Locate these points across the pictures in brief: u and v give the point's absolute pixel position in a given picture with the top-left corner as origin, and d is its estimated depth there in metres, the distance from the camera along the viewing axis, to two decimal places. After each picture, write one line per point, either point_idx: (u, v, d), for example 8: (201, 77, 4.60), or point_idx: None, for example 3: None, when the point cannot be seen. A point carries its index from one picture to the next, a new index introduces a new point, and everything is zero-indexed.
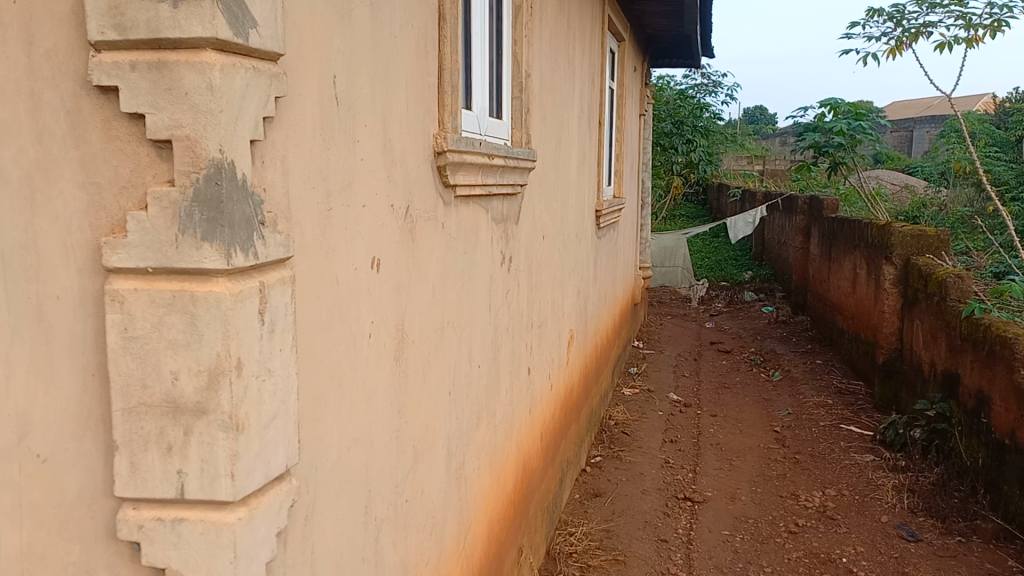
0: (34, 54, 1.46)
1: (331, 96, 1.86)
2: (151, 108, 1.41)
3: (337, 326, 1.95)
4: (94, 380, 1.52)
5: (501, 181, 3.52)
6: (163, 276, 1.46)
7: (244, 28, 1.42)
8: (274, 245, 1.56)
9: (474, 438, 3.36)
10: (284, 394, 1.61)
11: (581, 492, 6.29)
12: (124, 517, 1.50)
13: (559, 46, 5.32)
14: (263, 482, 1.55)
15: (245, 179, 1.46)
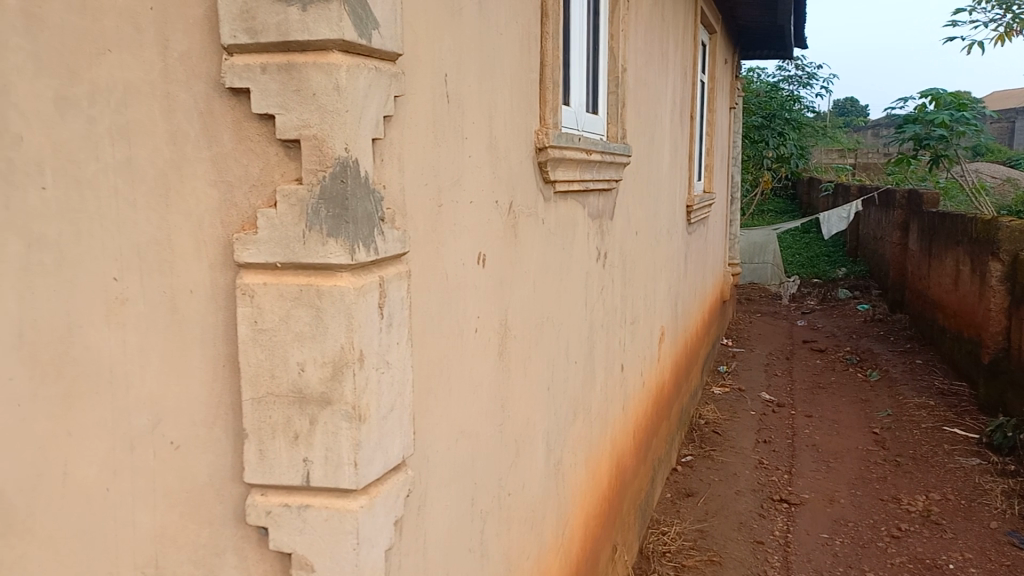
0: (168, 57, 1.53)
1: (443, 94, 1.88)
2: (280, 108, 1.45)
3: (447, 321, 1.97)
4: (224, 368, 1.61)
5: (597, 177, 3.50)
6: (290, 271, 1.51)
7: (368, 30, 1.46)
8: (392, 240, 1.60)
9: (572, 433, 3.36)
10: (401, 386, 1.65)
11: (673, 491, 6.22)
12: (252, 502, 1.56)
13: (653, 41, 5.26)
14: (382, 471, 1.59)
15: (367, 177, 1.50)
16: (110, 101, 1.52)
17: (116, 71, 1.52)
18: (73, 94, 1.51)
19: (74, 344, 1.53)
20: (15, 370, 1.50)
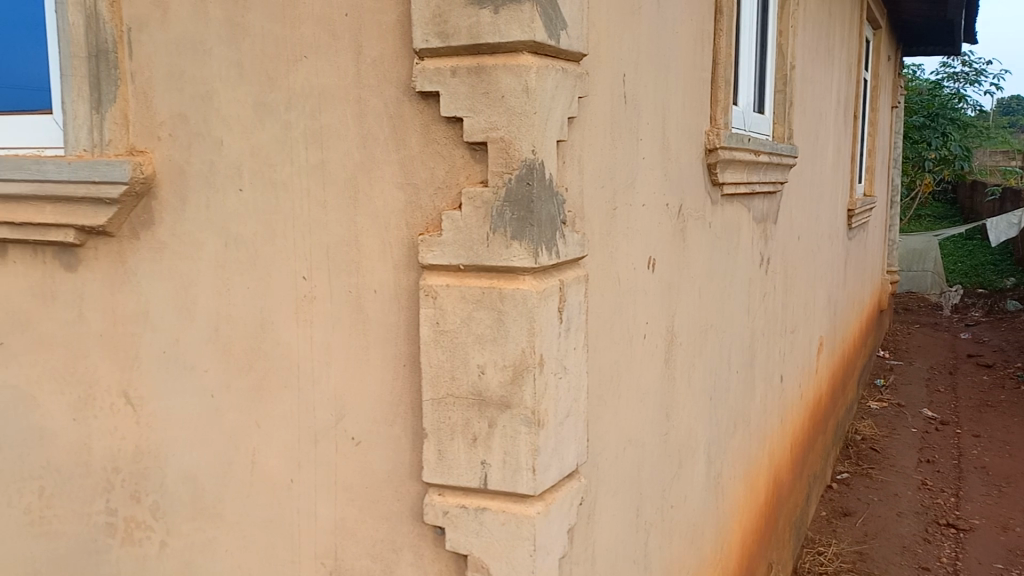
0: (361, 62, 1.56)
1: (621, 95, 1.84)
2: (469, 111, 1.45)
3: (619, 327, 1.93)
4: (405, 369, 1.62)
5: (764, 179, 3.36)
6: (473, 273, 1.51)
7: (557, 30, 1.44)
8: (573, 244, 1.57)
9: (732, 445, 3.24)
10: (577, 392, 1.62)
11: (828, 509, 5.92)
12: (430, 502, 1.57)
13: (819, 38, 5.03)
14: (558, 478, 1.57)
15: (552, 179, 1.47)
16: (305, 106, 1.62)
17: (312, 76, 1.60)
18: (270, 100, 1.65)
19: (262, 342, 1.74)
20: (211, 363, 1.80)
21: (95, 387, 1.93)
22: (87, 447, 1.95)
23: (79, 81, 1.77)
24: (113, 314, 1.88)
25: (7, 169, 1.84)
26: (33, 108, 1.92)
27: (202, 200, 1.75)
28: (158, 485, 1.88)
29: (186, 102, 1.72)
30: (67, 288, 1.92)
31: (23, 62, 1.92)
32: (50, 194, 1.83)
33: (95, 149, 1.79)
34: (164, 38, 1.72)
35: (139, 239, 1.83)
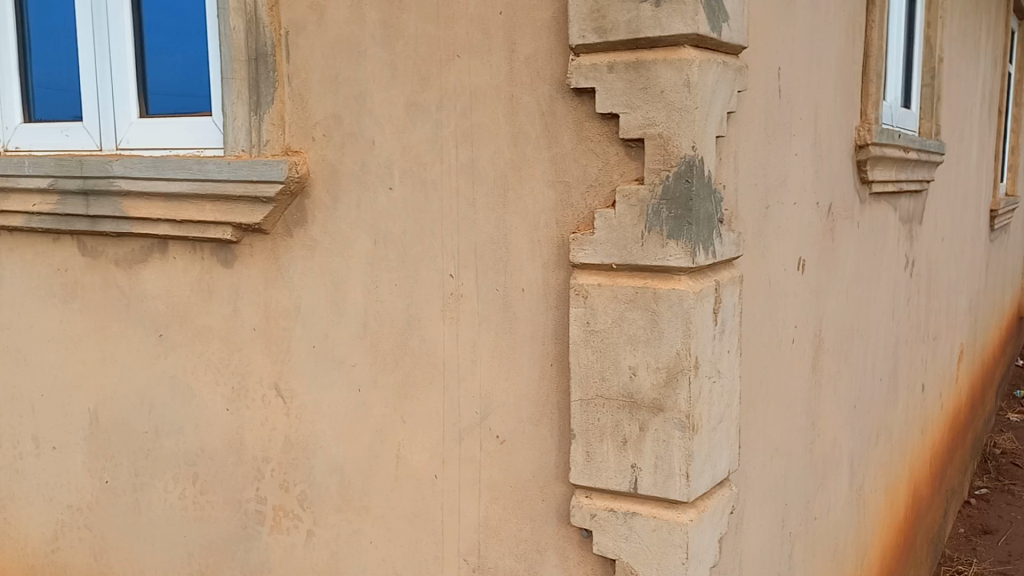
0: (515, 60, 1.55)
1: (776, 89, 1.77)
2: (626, 107, 1.42)
3: (768, 330, 1.85)
4: (552, 369, 1.60)
5: (912, 177, 3.19)
6: (626, 273, 1.48)
7: (719, 23, 1.39)
8: (729, 243, 1.51)
9: (874, 456, 3.09)
10: (730, 397, 1.56)
11: (967, 527, 5.59)
12: (577, 504, 1.55)
13: (967, 28, 4.75)
14: (710, 485, 1.52)
15: (711, 176, 1.43)
16: (457, 105, 1.63)
17: (465, 75, 1.61)
18: (423, 100, 1.67)
19: (410, 338, 1.76)
20: (360, 358, 1.83)
21: (248, 379, 1.99)
22: (240, 437, 2.02)
23: (239, 83, 1.84)
24: (267, 310, 1.94)
25: (171, 169, 1.92)
26: (195, 110, 2.00)
27: (354, 199, 1.78)
28: (306, 475, 1.94)
29: (340, 103, 1.77)
30: (224, 283, 1.99)
31: (185, 67, 2.00)
32: (210, 193, 1.89)
33: (253, 150, 1.86)
34: (321, 40, 1.77)
35: (292, 237, 1.88)
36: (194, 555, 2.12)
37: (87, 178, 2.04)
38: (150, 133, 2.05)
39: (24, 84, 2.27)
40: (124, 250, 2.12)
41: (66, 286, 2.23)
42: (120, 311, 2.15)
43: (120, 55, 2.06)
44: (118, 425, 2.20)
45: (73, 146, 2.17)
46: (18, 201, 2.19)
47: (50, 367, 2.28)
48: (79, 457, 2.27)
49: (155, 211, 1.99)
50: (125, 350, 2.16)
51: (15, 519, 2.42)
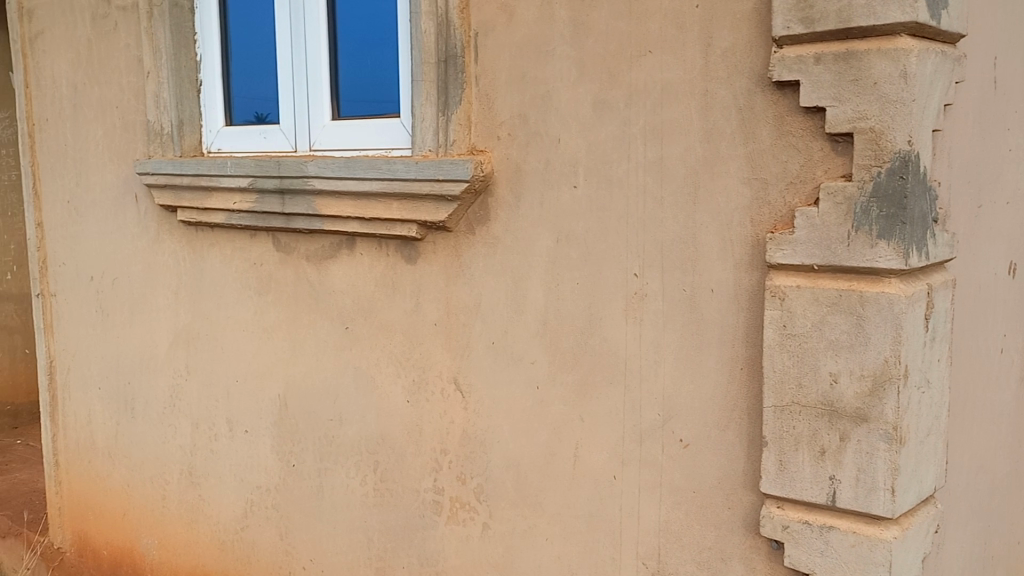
0: (711, 54, 1.52)
1: (991, 80, 1.65)
2: (833, 100, 1.37)
3: (977, 338, 1.72)
4: (742, 373, 1.55)
5: None
6: (828, 275, 1.41)
7: (939, 10, 1.33)
8: (942, 245, 1.42)
9: None
10: (938, 409, 1.46)
11: None
12: (768, 514, 1.50)
13: None
14: (915, 502, 1.43)
15: (926, 172, 1.36)
16: (647, 102, 1.61)
17: (657, 71, 1.59)
18: (611, 97, 1.65)
19: (590, 338, 1.75)
20: (538, 356, 1.83)
21: (428, 372, 2.04)
22: (419, 428, 2.07)
23: (428, 85, 1.89)
24: (447, 305, 1.98)
25: (361, 169, 1.98)
26: (383, 112, 2.08)
27: (537, 198, 1.79)
28: (482, 469, 1.96)
29: (526, 102, 1.78)
30: (408, 279, 2.05)
31: (376, 70, 2.08)
32: (397, 192, 1.94)
33: (440, 150, 1.90)
34: (508, 40, 1.79)
35: (474, 235, 1.91)
36: (372, 541, 2.19)
37: (283, 178, 2.14)
38: (342, 135, 2.14)
39: (226, 90, 2.42)
40: (314, 246, 2.23)
41: (261, 279, 2.36)
42: (309, 303, 2.26)
43: (316, 60, 2.16)
44: (305, 412, 2.31)
45: (270, 148, 2.31)
46: (219, 200, 2.34)
47: (244, 354, 2.43)
48: (269, 441, 2.40)
49: (345, 209, 2.07)
50: (314, 340, 2.26)
51: (209, 495, 2.59)
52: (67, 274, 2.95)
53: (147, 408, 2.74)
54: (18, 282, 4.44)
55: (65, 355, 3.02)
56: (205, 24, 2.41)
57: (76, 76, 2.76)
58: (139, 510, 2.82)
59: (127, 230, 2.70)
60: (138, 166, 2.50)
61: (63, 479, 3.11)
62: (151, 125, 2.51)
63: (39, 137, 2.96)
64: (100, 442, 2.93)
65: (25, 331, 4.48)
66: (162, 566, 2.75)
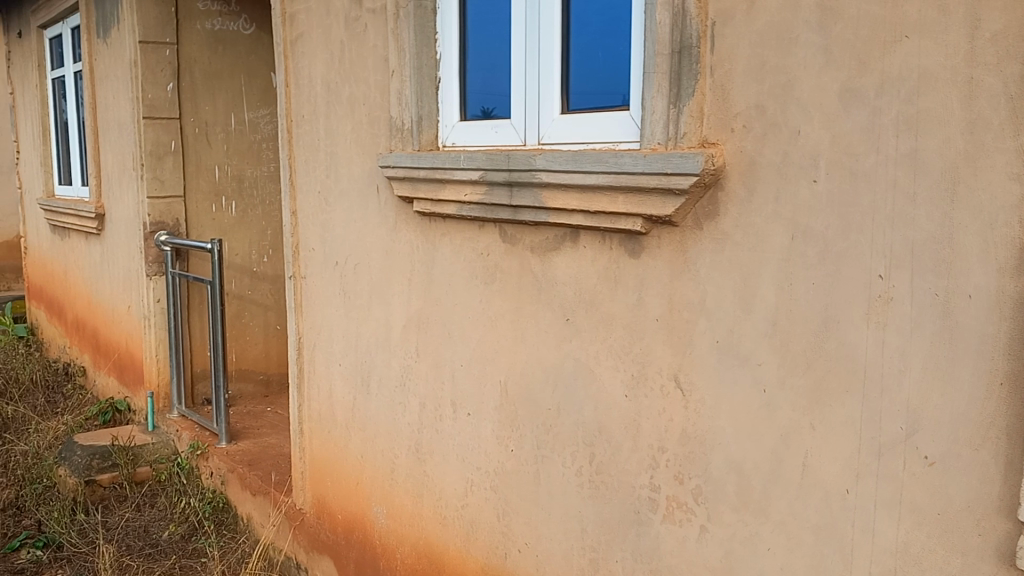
0: (978, 38, 1.40)
1: None
2: None
3: None
4: (1001, 389, 1.41)
5: None
6: None
7: None
8: None
9: None
10: None
11: None
12: None
13: None
14: None
15: None
16: (901, 90, 1.50)
17: (913, 57, 1.48)
18: (861, 85, 1.56)
19: (825, 342, 1.66)
20: (766, 357, 1.76)
21: (648, 367, 2.02)
22: (637, 423, 2.05)
23: (661, 77, 1.87)
24: (671, 301, 1.95)
25: (589, 162, 1.99)
26: (613, 105, 2.08)
27: (772, 193, 1.72)
28: (702, 470, 1.92)
29: (765, 93, 1.71)
30: (630, 273, 2.03)
31: (607, 63, 2.08)
32: (624, 185, 1.92)
33: (669, 143, 1.87)
34: (747, 28, 1.73)
35: (702, 230, 1.86)
36: (587, 532, 2.21)
37: (512, 171, 2.20)
38: (571, 129, 2.17)
39: (462, 87, 2.52)
40: (539, 238, 2.27)
41: (488, 269, 2.44)
42: (533, 294, 2.30)
43: (549, 55, 2.20)
44: (525, 399, 2.37)
45: (501, 142, 2.38)
46: (452, 192, 2.44)
47: (470, 340, 2.53)
48: (490, 425, 2.49)
49: (571, 202, 2.08)
50: (536, 330, 2.31)
51: (434, 472, 2.73)
52: (317, 259, 3.21)
53: (381, 387, 2.94)
54: (274, 264, 4.90)
55: (312, 332, 3.30)
56: (445, 23, 2.52)
57: (330, 76, 3.00)
58: (370, 481, 3.03)
59: (369, 219, 2.90)
60: (380, 160, 2.68)
61: (306, 446, 3.41)
62: (394, 121, 2.67)
63: (297, 133, 3.25)
64: (340, 414, 3.18)
65: (278, 310, 4.94)
66: (390, 535, 2.94)
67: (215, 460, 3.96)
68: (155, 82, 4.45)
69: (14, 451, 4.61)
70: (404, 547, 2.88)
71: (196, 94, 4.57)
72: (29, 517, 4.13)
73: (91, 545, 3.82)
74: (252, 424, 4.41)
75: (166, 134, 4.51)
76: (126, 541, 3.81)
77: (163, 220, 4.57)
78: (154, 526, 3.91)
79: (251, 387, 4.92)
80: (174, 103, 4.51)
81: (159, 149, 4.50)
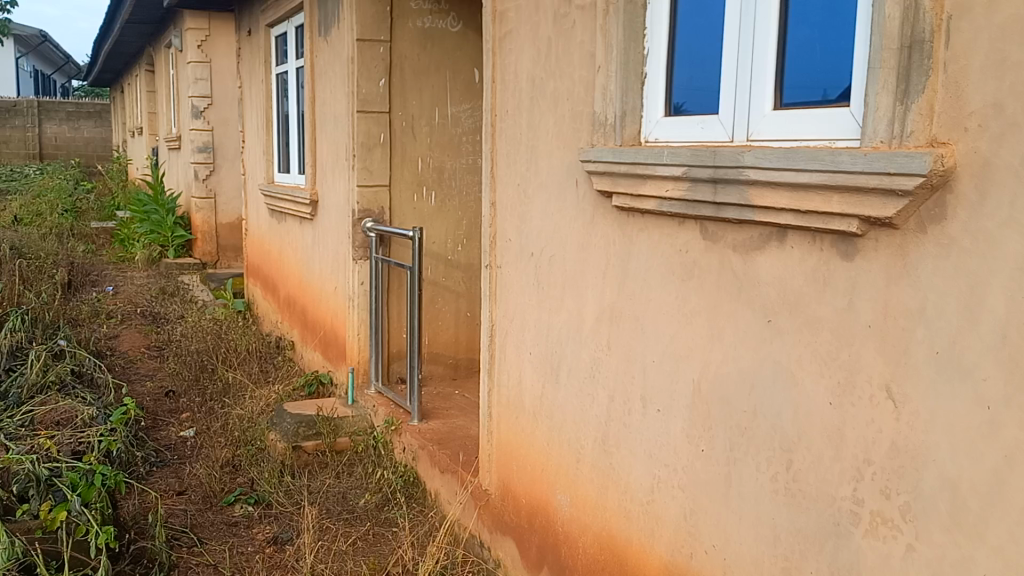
0: None
1: None
2: None
3: None
4: None
5: None
6: None
7: None
8: None
9: None
10: None
11: None
12: None
13: None
14: None
15: None
16: None
17: None
18: None
19: None
20: (992, 372, 1.65)
21: (856, 375, 1.93)
22: (841, 432, 1.98)
23: (887, 72, 1.78)
24: (886, 307, 1.86)
25: (803, 159, 1.93)
26: (832, 101, 2.01)
27: (1008, 196, 1.61)
28: (912, 487, 1.82)
29: (1005, 90, 1.60)
30: (842, 276, 1.96)
31: (829, 57, 2.01)
32: (840, 184, 1.86)
33: (893, 142, 1.78)
34: (989, 21, 1.63)
35: (925, 233, 1.77)
36: (779, 539, 2.16)
37: (718, 168, 2.17)
38: (783, 126, 2.12)
39: (668, 82, 2.52)
40: (742, 237, 2.22)
41: (686, 266, 2.42)
42: (732, 292, 2.26)
43: (765, 50, 2.16)
44: (718, 400, 2.33)
45: (707, 139, 2.37)
46: (653, 187, 2.44)
47: (663, 335, 2.52)
48: (680, 422, 2.47)
49: (780, 201, 2.04)
50: (734, 330, 2.26)
51: (619, 466, 2.75)
52: (513, 249, 3.31)
53: (570, 377, 2.99)
54: (467, 253, 5.10)
55: (505, 321, 3.41)
56: (654, 19, 2.52)
57: (536, 72, 3.08)
58: (556, 468, 3.09)
59: (567, 212, 2.95)
60: (581, 154, 2.72)
61: (494, 429, 3.53)
62: (597, 116, 2.71)
63: (501, 127, 3.36)
64: (528, 401, 3.27)
65: (469, 297, 5.13)
66: (573, 523, 2.99)
67: (408, 436, 4.18)
68: (369, 77, 4.71)
69: (232, 414, 5.07)
70: (587, 537, 2.92)
71: (404, 89, 4.81)
72: (243, 476, 4.54)
73: (296, 505, 4.15)
74: (441, 405, 4.62)
75: (376, 127, 4.77)
76: (326, 505, 4.09)
77: (370, 207, 4.84)
78: (350, 494, 4.19)
79: (441, 369, 5.14)
80: (384, 97, 4.76)
81: (369, 140, 4.77)
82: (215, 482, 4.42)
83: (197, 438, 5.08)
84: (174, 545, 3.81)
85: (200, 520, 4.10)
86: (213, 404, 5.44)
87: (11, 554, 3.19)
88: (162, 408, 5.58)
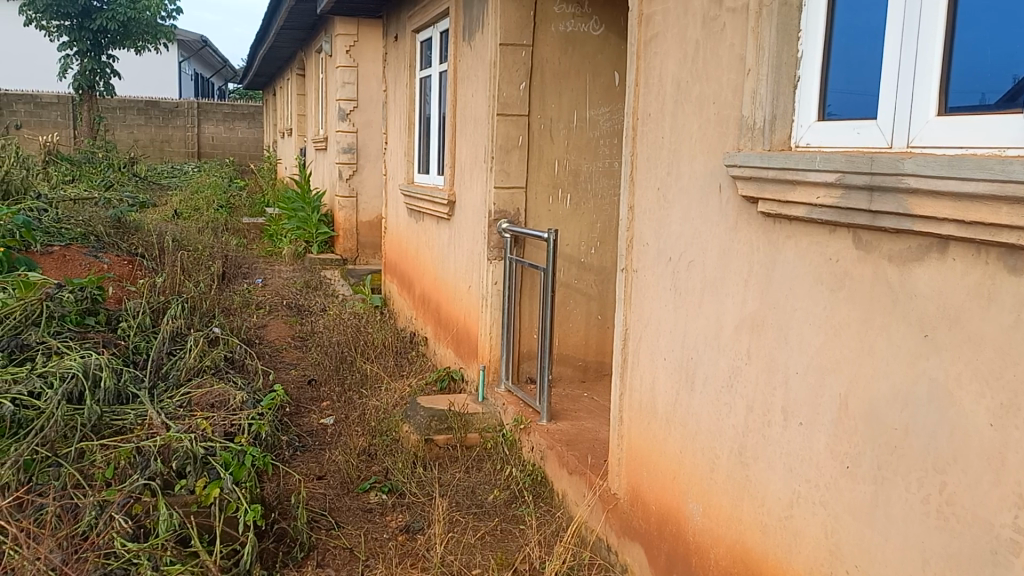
0: None
1: None
2: None
3: None
4: None
5: None
6: None
7: None
8: None
9: None
10: None
11: None
12: None
13: None
14: None
15: None
16: None
17: None
18: None
19: None
20: None
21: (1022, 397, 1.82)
22: (1003, 456, 1.87)
23: None
24: None
25: (969, 168, 1.84)
26: (1004, 107, 1.91)
27: None
28: None
29: None
30: (1009, 292, 1.85)
31: (1003, 60, 1.91)
32: (1010, 194, 1.76)
33: None
34: None
35: None
36: (929, 563, 2.06)
37: (875, 175, 2.10)
38: (948, 133, 2.03)
39: (822, 86, 2.45)
40: (899, 247, 2.14)
41: (836, 275, 2.34)
42: (885, 304, 2.18)
43: (929, 53, 2.07)
44: (868, 415, 2.24)
45: (863, 144, 2.29)
46: (803, 194, 2.38)
47: (808, 347, 2.45)
48: (825, 436, 2.39)
49: (942, 211, 1.95)
50: (887, 343, 2.18)
51: (756, 478, 2.69)
52: (651, 253, 3.30)
53: (707, 384, 2.95)
54: (600, 256, 5.10)
55: (640, 325, 3.40)
56: (810, 22, 2.46)
57: (682, 76, 3.05)
58: (688, 476, 3.06)
59: (709, 216, 2.91)
60: (726, 159, 2.68)
61: (625, 433, 3.53)
62: (745, 120, 2.66)
63: (644, 130, 3.35)
64: (661, 407, 3.25)
65: (601, 300, 5.14)
66: (704, 533, 2.95)
67: (536, 435, 4.23)
68: (511, 81, 4.79)
69: (369, 406, 5.27)
70: (718, 548, 2.87)
71: (544, 93, 4.87)
72: (378, 464, 4.71)
73: (427, 496, 4.28)
74: (569, 406, 4.65)
75: (515, 129, 4.84)
76: (456, 498, 4.20)
77: (506, 209, 4.93)
78: (479, 489, 4.28)
79: (570, 371, 5.17)
80: (524, 100, 4.83)
81: (508, 143, 4.85)
82: (352, 469, 4.60)
83: (337, 425, 5.30)
84: (314, 527, 4.00)
85: (338, 505, 4.28)
86: (352, 394, 5.68)
87: (169, 525, 3.45)
88: (304, 395, 5.85)
